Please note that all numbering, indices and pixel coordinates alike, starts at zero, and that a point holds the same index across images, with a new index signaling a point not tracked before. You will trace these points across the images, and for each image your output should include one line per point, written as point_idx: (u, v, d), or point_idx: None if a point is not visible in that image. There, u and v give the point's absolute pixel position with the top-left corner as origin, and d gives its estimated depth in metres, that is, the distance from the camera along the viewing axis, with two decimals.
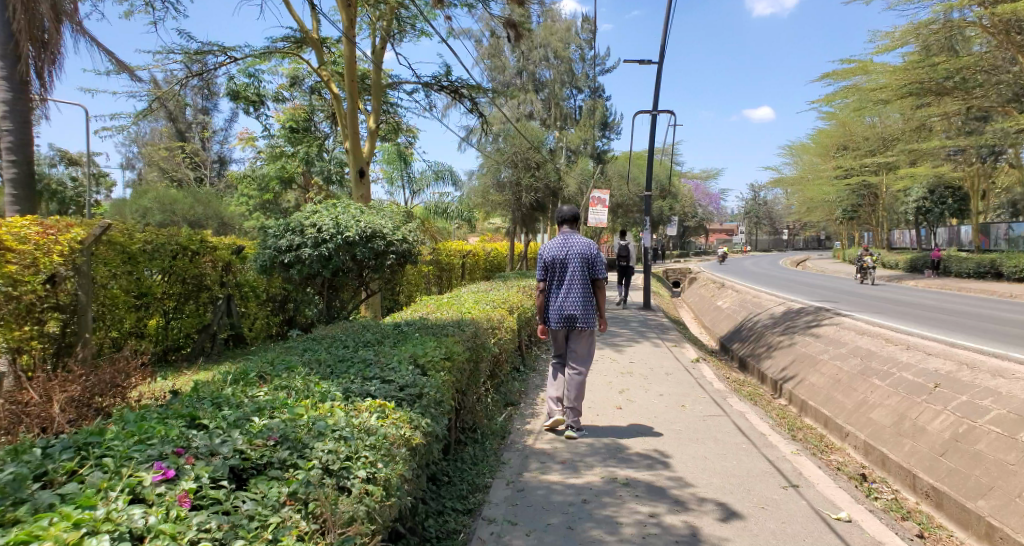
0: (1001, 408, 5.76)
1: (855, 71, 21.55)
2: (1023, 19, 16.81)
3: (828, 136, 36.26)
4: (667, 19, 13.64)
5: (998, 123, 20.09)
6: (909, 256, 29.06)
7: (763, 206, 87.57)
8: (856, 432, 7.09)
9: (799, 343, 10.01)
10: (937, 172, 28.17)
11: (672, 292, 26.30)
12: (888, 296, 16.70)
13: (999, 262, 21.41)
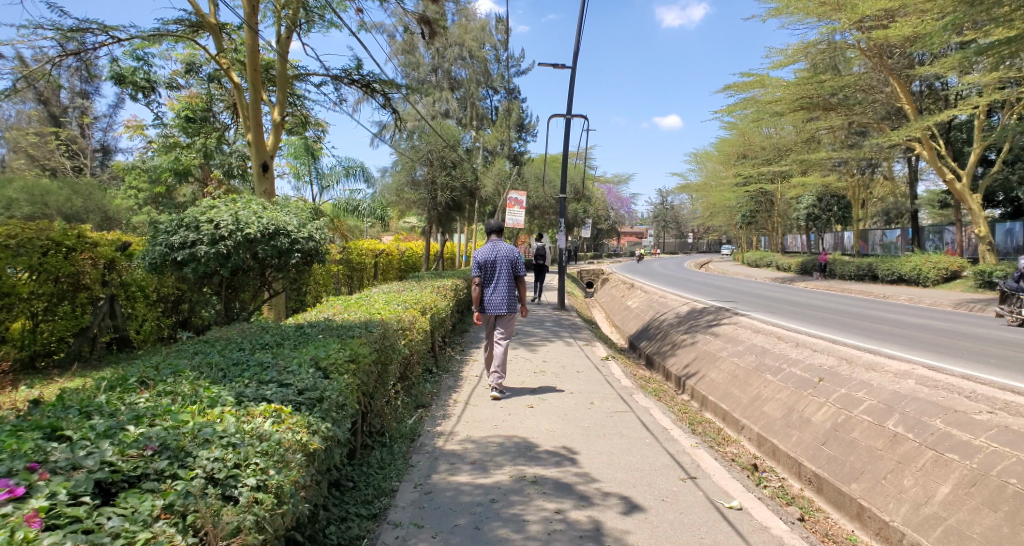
0: (873, 399, 6.29)
1: (753, 84, 22.67)
2: (893, 43, 18.71)
3: (730, 145, 38.44)
4: (581, 24, 13.94)
5: (875, 139, 22.05)
6: (800, 260, 31.36)
7: (671, 211, 91.74)
8: (751, 425, 7.53)
9: (700, 341, 10.51)
10: (825, 182, 30.52)
11: (585, 292, 26.94)
12: (781, 297, 17.90)
13: (875, 265, 23.48)
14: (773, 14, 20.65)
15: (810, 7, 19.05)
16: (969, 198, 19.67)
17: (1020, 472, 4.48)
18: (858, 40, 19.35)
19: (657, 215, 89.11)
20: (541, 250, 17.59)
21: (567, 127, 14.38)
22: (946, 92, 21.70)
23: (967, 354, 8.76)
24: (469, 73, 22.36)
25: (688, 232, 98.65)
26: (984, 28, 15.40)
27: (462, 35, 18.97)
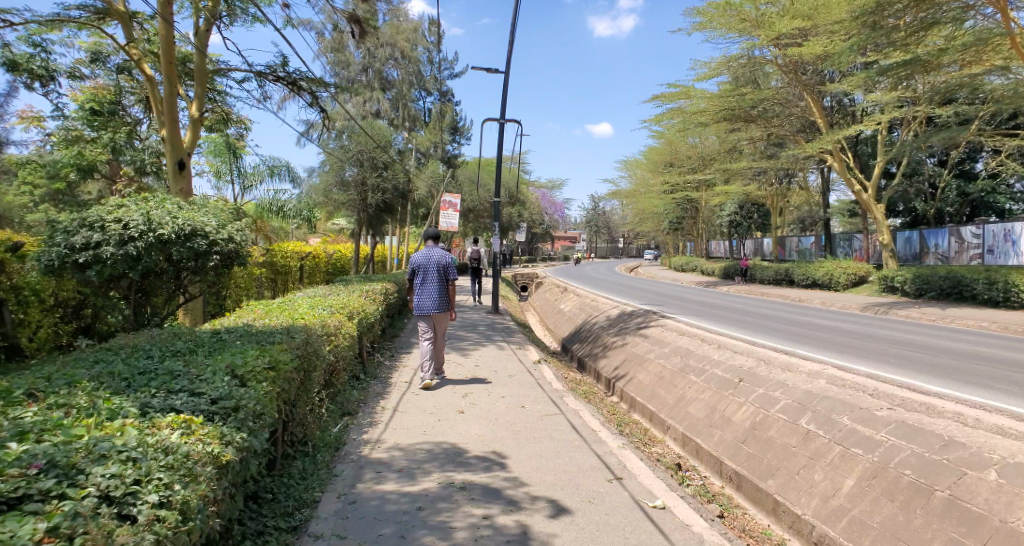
0: (788, 398, 6.60)
1: (680, 95, 23.49)
2: (807, 60, 19.82)
3: (658, 153, 39.67)
4: (515, 29, 14.03)
5: (791, 150, 23.30)
6: (723, 264, 32.72)
7: (602, 216, 93.85)
8: (675, 425, 7.76)
9: (630, 343, 10.75)
10: (746, 191, 32.00)
11: (519, 295, 27.13)
12: (706, 300, 18.58)
13: (791, 270, 24.79)
14: (698, 28, 21.45)
15: (732, 22, 19.92)
16: (874, 208, 21.08)
17: (915, 463, 4.81)
18: (776, 56, 20.38)
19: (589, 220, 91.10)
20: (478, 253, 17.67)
21: (501, 131, 14.41)
22: (854, 108, 23.21)
23: (872, 354, 9.36)
24: (402, 74, 22.11)
25: (619, 237, 101.31)
26: (885, 49, 16.58)
27: (394, 35, 18.72)
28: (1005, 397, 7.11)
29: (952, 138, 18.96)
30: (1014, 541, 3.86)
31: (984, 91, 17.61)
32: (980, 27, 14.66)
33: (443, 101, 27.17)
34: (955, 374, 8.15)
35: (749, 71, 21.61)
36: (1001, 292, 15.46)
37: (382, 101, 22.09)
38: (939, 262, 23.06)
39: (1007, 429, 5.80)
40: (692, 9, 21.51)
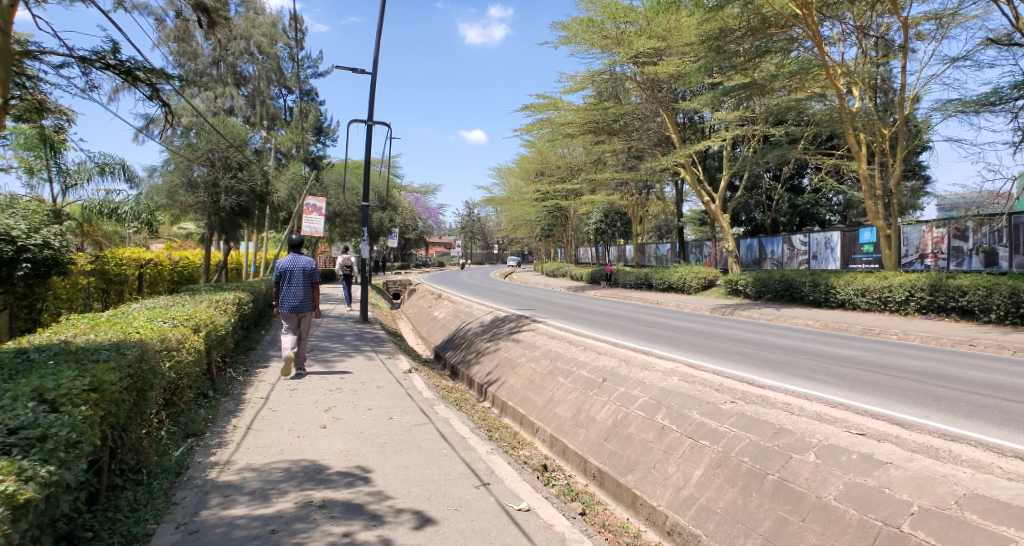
0: (646, 396, 6.94)
1: (548, 106, 24.22)
2: (662, 79, 21.38)
3: (528, 162, 40.60)
4: (382, 29, 13.75)
5: (649, 162, 24.91)
6: (591, 270, 34.25)
7: (477, 223, 94.86)
8: (544, 426, 7.92)
9: (502, 347, 10.82)
10: (610, 200, 33.75)
11: (390, 303, 26.52)
12: (576, 304, 19.29)
13: (651, 275, 26.45)
14: (563, 41, 22.24)
15: (595, 38, 20.83)
16: (721, 218, 23.00)
17: (753, 451, 5.23)
18: (634, 73, 21.63)
19: (463, 226, 91.72)
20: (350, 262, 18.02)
21: (368, 133, 14.01)
22: (702, 125, 25.28)
23: (719, 352, 10.18)
24: (257, 70, 19.97)
25: (492, 243, 102.90)
26: (727, 72, 18.18)
27: (250, 29, 17.51)
28: (825, 386, 8.03)
29: (783, 156, 21.21)
30: (827, 515, 4.32)
31: (807, 115, 19.90)
32: (802, 57, 16.58)
33: (306, 100, 26.02)
34: (786, 368, 9.08)
35: (611, 86, 22.72)
36: (823, 292, 17.54)
37: (236, 97, 20.00)
38: (775, 267, 25.70)
39: (826, 415, 6.52)
40: (557, 24, 22.32)
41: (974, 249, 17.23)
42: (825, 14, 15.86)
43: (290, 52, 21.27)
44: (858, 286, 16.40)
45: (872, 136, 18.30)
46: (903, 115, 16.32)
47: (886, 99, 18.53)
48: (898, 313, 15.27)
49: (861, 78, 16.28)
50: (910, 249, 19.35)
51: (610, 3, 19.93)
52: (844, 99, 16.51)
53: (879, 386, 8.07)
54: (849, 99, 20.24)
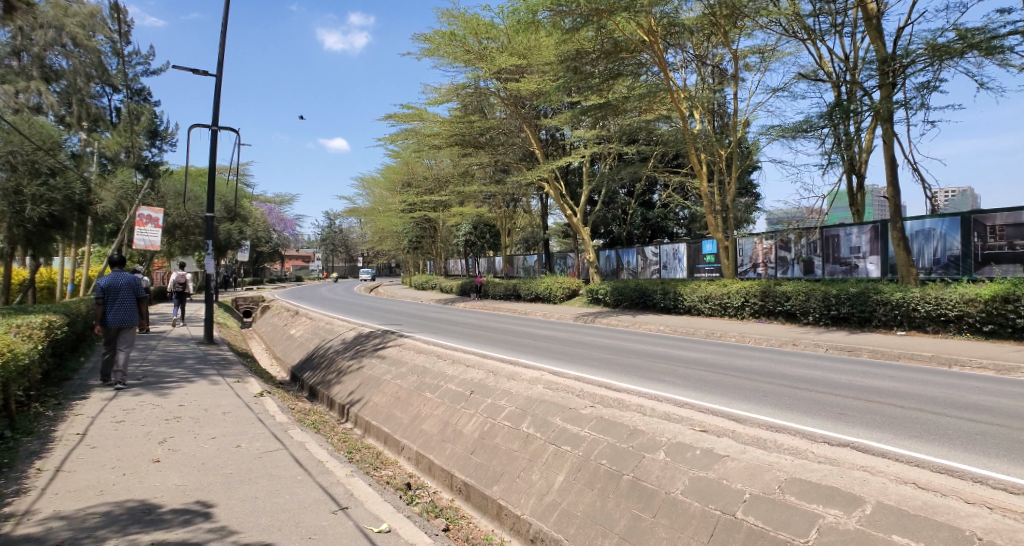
0: (512, 405, 6.95)
1: (413, 117, 24.17)
2: (524, 95, 22.09)
3: (393, 172, 39.83)
4: (227, 28, 12.92)
5: (515, 175, 25.59)
6: (460, 282, 34.37)
7: (340, 235, 91.61)
8: (409, 443, 7.63)
9: (366, 365, 10.33)
10: (478, 212, 34.16)
11: (242, 322, 24.71)
12: (444, 318, 19.10)
13: (519, 286, 27.09)
14: (426, 54, 22.28)
15: (457, 52, 21.13)
16: (582, 231, 24.07)
17: (610, 453, 5.45)
18: (498, 89, 22.23)
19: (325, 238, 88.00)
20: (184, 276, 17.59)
21: (212, 139, 13.01)
22: (563, 142, 26.41)
23: (581, 359, 10.57)
24: (73, 65, 16.55)
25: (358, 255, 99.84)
26: (583, 92, 19.20)
27: (64, 17, 15.55)
28: (674, 388, 8.60)
29: (636, 172, 22.72)
30: (675, 509, 4.59)
31: (656, 135, 21.45)
32: (650, 81, 17.91)
33: (135, 101, 23.57)
34: (641, 372, 9.61)
35: (475, 100, 23.13)
36: (672, 299, 18.92)
37: (45, 93, 16.83)
38: (631, 276, 27.36)
39: (674, 414, 6.96)
40: (419, 36, 22.40)
41: (795, 258, 19.40)
42: (668, 41, 17.32)
43: (116, 46, 19.27)
44: (701, 293, 17.90)
45: (710, 156, 20.10)
46: (735, 137, 18.13)
47: (721, 122, 20.46)
48: (736, 317, 16.87)
49: (701, 103, 17.89)
50: (744, 259, 21.45)
51: (471, 18, 20.34)
52: (687, 122, 18.03)
53: (720, 385, 8.81)
54: (691, 122, 22.20)
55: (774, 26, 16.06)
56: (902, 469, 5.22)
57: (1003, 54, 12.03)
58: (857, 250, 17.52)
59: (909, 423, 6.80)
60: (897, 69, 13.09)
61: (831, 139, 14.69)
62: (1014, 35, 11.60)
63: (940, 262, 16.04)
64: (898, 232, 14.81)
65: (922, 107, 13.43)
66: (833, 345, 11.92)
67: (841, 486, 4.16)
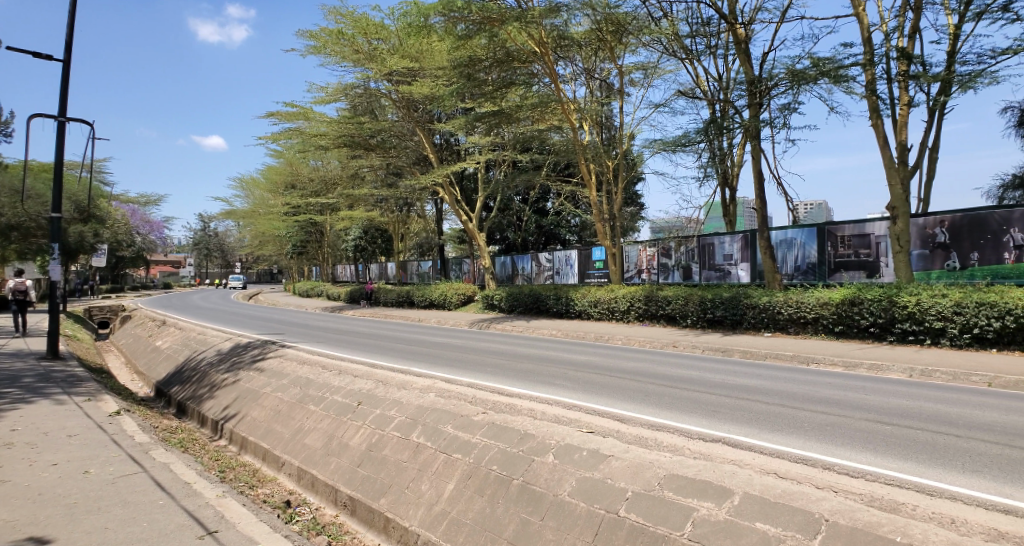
0: (402, 415, 6.73)
1: (298, 116, 23.33)
2: (416, 98, 21.89)
3: (276, 173, 38.02)
4: (77, 10, 11.73)
5: (408, 179, 25.27)
6: (350, 289, 33.36)
7: (216, 238, 85.90)
8: (291, 459, 7.21)
9: (243, 378, 9.62)
10: (369, 216, 33.35)
11: (100, 334, 22.43)
12: (332, 326, 18.39)
13: (412, 293, 26.73)
14: (312, 51, 21.56)
15: (345, 51, 20.54)
16: (477, 236, 24.14)
17: (500, 458, 5.43)
18: (389, 90, 21.98)
19: (200, 242, 81.87)
20: (25, 283, 15.59)
21: (59, 131, 11.73)
22: (457, 147, 26.46)
23: (472, 365, 10.55)
24: None
25: (240, 260, 94.21)
26: (477, 98, 19.33)
27: None
28: (564, 391, 8.79)
29: (529, 180, 23.20)
30: (562, 510, 4.67)
31: (548, 143, 22.04)
32: (542, 91, 18.40)
33: None
34: (532, 376, 9.76)
35: (365, 101, 22.72)
36: (564, 304, 19.44)
37: None
38: (525, 282, 27.87)
39: (563, 417, 7.10)
40: (303, 32, 21.58)
41: (675, 265, 20.58)
42: (559, 54, 17.90)
43: None
44: (591, 298, 18.54)
45: (599, 166, 20.92)
46: (621, 149, 19.02)
47: (609, 134, 21.36)
48: (622, 321, 17.60)
49: (589, 115, 18.62)
50: (630, 265, 22.44)
51: (361, 17, 19.94)
52: (577, 132, 18.71)
53: (607, 386, 9.11)
54: (579, 132, 22.99)
55: (655, 44, 16.95)
56: (766, 461, 5.65)
57: (848, 82, 13.45)
58: (730, 257, 18.87)
59: (772, 417, 7.39)
60: (763, 91, 14.27)
61: (707, 153, 15.72)
62: (857, 66, 12.99)
63: (800, 269, 17.60)
64: (765, 241, 16.09)
65: (785, 126, 14.69)
66: (708, 346, 12.76)
67: (713, 479, 4.42)
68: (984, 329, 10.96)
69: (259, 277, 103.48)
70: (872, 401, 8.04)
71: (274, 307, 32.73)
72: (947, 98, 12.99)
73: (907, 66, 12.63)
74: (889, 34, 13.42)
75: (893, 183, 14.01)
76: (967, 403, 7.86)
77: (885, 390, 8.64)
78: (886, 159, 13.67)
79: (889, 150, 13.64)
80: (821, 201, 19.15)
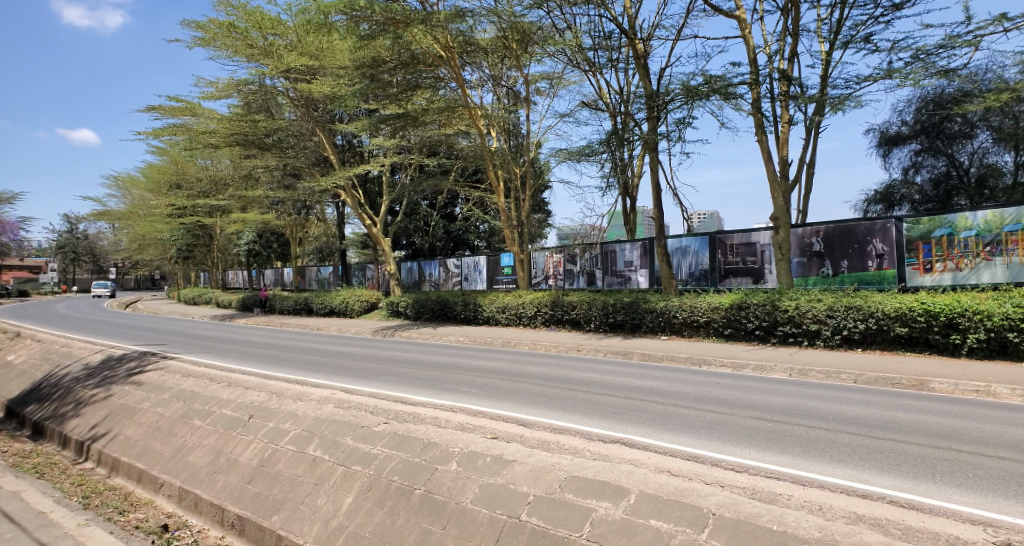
0: (298, 428, 6.35)
1: (184, 111, 21.96)
2: (316, 97, 21.28)
3: (158, 171, 35.48)
4: None
5: (307, 182, 24.40)
6: (243, 295, 31.65)
7: (87, 241, 78.67)
8: (172, 479, 6.68)
9: (116, 394, 8.77)
10: (264, 219, 31.88)
11: None
12: (222, 335, 17.33)
13: (311, 300, 25.77)
14: (200, 43, 20.40)
15: (238, 45, 19.58)
16: (382, 241, 23.65)
17: (402, 468, 5.26)
18: (287, 88, 21.23)
19: (67, 245, 74.19)
20: None
21: None
22: (361, 149, 25.92)
23: (374, 375, 10.29)
24: None
25: (118, 265, 86.91)
26: (380, 101, 19.02)
27: None
28: (469, 398, 8.76)
29: (436, 185, 23.11)
30: (464, 518, 4.60)
31: (455, 148, 22.02)
32: (448, 96, 18.44)
33: None
34: (436, 384, 9.65)
35: (260, 98, 21.83)
36: (472, 311, 19.43)
37: None
38: (432, 288, 27.66)
39: (466, 424, 7.05)
40: (190, 21, 20.32)
41: (580, 271, 21.16)
42: (465, 60, 18.01)
43: None
44: (498, 304, 18.65)
45: (505, 173, 21.14)
46: (528, 157, 19.36)
47: (516, 142, 21.68)
48: (529, 326, 17.83)
49: (496, 121, 18.85)
50: (537, 272, 22.81)
51: (255, 11, 19.07)
52: (484, 138, 18.89)
53: (510, 392, 9.16)
54: (486, 138, 23.10)
55: (559, 55, 17.40)
56: (661, 459, 5.88)
57: (736, 100, 14.35)
58: (630, 263, 19.64)
59: (667, 418, 7.70)
60: (660, 105, 14.96)
61: (610, 164, 16.27)
62: (744, 85, 13.90)
63: (694, 275, 18.58)
64: (662, 248, 16.83)
65: (681, 139, 15.45)
66: (609, 350, 13.16)
67: (611, 480, 4.51)
68: (852, 331, 12.05)
69: (140, 283, 95.63)
70: (755, 399, 8.59)
71: (157, 315, 30.42)
72: (821, 118, 14.18)
73: (787, 87, 13.66)
74: (772, 57, 14.46)
75: (775, 195, 15.08)
76: (834, 398, 8.61)
77: (766, 389, 9.26)
78: (771, 173, 14.70)
79: (773, 165, 14.69)
80: (712, 211, 20.34)
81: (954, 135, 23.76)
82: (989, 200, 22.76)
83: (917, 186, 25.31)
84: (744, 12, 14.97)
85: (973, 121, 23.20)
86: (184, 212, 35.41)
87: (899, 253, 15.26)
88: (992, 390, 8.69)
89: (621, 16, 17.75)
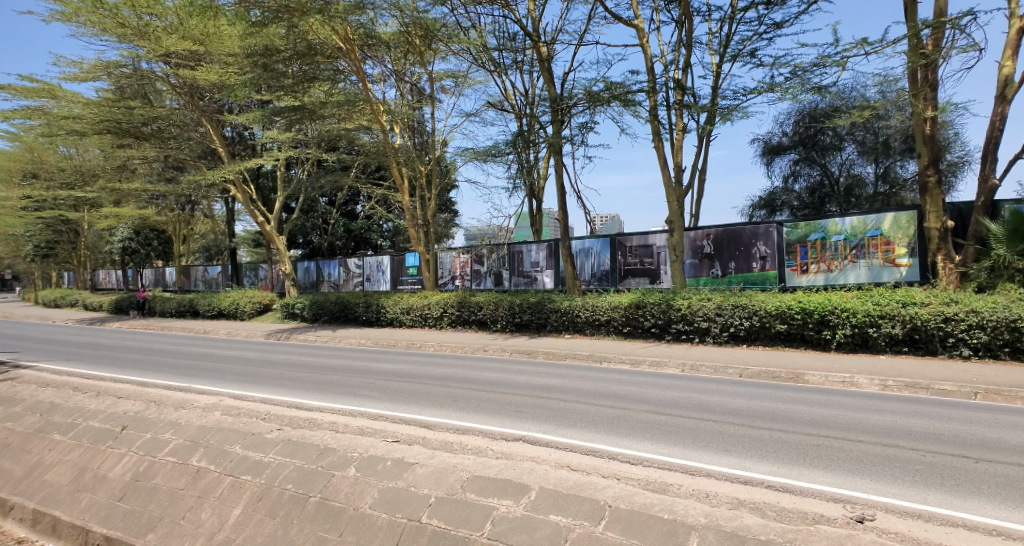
0: (179, 437, 5.82)
1: (41, 92, 19.76)
2: (201, 86, 19.99)
3: (10, 158, 31.79)
4: None
5: (191, 175, 22.87)
6: (117, 297, 29.17)
7: None
8: (27, 501, 6.04)
9: None
10: (142, 214, 29.52)
11: None
12: (89, 341, 15.84)
13: (197, 301, 24.24)
14: (61, 19, 18.58)
15: (107, 23, 18.05)
16: (276, 240, 22.60)
17: (296, 476, 4.97)
18: (166, 73, 19.81)
19: None
20: None
21: None
22: (252, 142, 24.72)
23: (268, 380, 9.77)
24: None
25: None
26: (275, 91, 18.15)
27: None
28: (370, 401, 8.51)
29: (335, 182, 22.38)
30: (361, 524, 4.46)
31: (357, 144, 21.47)
32: (349, 89, 17.83)
33: None
34: (336, 388, 9.32)
35: (135, 82, 20.25)
36: (374, 312, 19.00)
37: None
38: (332, 289, 26.83)
39: (367, 428, 6.84)
40: None
41: (488, 272, 21.25)
42: (367, 53, 17.57)
43: None
44: (403, 305, 18.35)
45: (409, 171, 20.80)
46: (433, 155, 19.14)
47: (420, 140, 21.37)
48: (435, 327, 17.68)
49: (400, 118, 18.60)
50: (444, 272, 22.73)
51: None
52: (388, 134, 18.54)
53: (413, 394, 9.01)
54: (390, 135, 22.65)
55: (465, 54, 17.35)
56: (562, 455, 5.97)
57: (634, 106, 14.87)
58: (537, 264, 19.95)
59: (569, 414, 7.85)
60: (564, 108, 15.27)
61: (517, 165, 16.44)
62: (642, 92, 14.46)
63: (596, 275, 19.14)
64: (567, 250, 17.19)
65: (584, 142, 15.84)
66: (515, 350, 13.26)
67: (513, 478, 4.49)
68: (737, 328, 12.87)
69: None
70: (649, 394, 8.95)
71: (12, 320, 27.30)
72: (712, 127, 15.00)
73: (681, 96, 14.35)
74: (667, 66, 15.13)
75: (671, 200, 15.81)
76: (721, 391, 9.14)
77: (660, 384, 9.68)
78: (666, 178, 15.38)
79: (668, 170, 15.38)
80: (614, 214, 21.04)
81: (826, 147, 26.06)
82: (855, 206, 25.25)
83: (795, 194, 27.35)
84: (641, 21, 15.55)
85: (842, 134, 25.64)
86: (43, 205, 31.96)
87: (781, 255, 16.49)
88: (855, 380, 9.56)
89: (524, 18, 17.99)
